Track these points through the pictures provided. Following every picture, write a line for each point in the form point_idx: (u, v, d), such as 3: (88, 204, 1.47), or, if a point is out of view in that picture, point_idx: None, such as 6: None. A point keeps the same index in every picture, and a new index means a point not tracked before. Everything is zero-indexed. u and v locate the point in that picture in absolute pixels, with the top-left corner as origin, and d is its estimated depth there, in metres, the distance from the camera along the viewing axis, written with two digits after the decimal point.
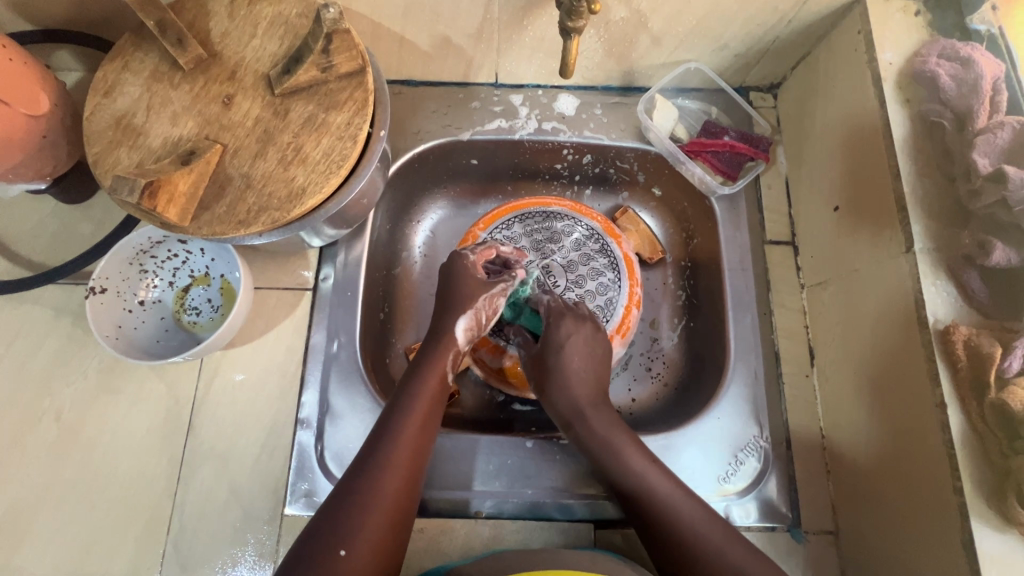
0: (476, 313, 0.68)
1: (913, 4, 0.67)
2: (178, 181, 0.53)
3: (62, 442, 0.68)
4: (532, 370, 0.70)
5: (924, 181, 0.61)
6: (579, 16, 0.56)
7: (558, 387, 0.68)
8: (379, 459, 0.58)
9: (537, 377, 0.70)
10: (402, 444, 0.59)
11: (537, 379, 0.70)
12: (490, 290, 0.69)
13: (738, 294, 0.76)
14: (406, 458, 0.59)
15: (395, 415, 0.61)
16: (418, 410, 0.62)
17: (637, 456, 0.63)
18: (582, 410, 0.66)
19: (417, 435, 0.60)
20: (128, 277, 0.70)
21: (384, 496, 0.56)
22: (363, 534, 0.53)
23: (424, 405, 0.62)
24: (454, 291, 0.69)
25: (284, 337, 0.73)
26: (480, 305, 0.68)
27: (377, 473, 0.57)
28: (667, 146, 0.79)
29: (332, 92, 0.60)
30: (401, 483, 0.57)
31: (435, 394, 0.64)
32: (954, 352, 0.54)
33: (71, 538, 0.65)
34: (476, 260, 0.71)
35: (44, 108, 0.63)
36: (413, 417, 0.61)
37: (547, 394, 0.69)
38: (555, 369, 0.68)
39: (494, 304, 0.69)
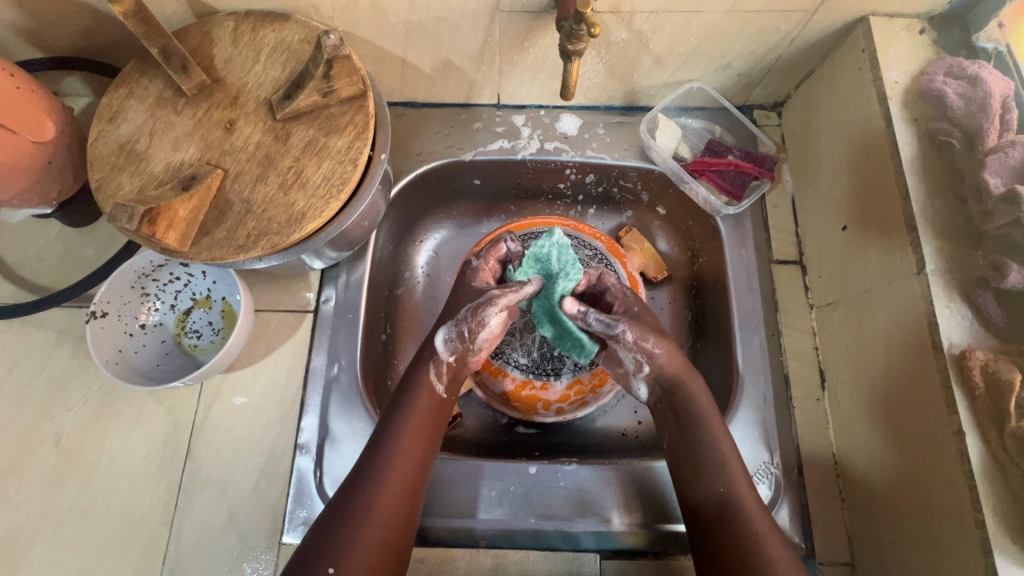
0: (457, 324, 0.66)
1: (917, 23, 0.67)
2: (177, 208, 0.53)
3: (60, 468, 0.67)
4: (644, 327, 0.65)
5: (933, 201, 0.59)
6: (579, 39, 0.56)
7: (669, 346, 0.66)
8: (375, 477, 0.57)
9: (651, 332, 0.65)
10: (399, 462, 0.58)
11: (654, 333, 0.65)
12: (475, 302, 0.66)
13: (745, 315, 0.75)
14: (399, 472, 0.57)
15: (389, 427, 0.60)
16: (414, 422, 0.61)
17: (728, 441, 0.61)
18: (691, 380, 0.65)
19: (413, 447, 0.59)
20: (130, 300, 0.70)
21: (380, 515, 0.55)
22: (356, 554, 0.52)
23: (418, 420, 0.61)
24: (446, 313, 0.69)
25: (285, 360, 0.73)
26: (462, 315, 0.66)
27: (372, 492, 0.56)
28: (670, 165, 0.79)
29: (333, 116, 0.60)
30: (398, 503, 0.56)
31: (430, 408, 0.63)
32: (971, 378, 0.52)
33: (67, 568, 0.64)
34: (479, 265, 0.72)
35: (49, 134, 0.64)
36: (410, 432, 0.60)
37: (662, 351, 0.65)
38: (660, 329, 0.68)
39: (478, 315, 0.65)
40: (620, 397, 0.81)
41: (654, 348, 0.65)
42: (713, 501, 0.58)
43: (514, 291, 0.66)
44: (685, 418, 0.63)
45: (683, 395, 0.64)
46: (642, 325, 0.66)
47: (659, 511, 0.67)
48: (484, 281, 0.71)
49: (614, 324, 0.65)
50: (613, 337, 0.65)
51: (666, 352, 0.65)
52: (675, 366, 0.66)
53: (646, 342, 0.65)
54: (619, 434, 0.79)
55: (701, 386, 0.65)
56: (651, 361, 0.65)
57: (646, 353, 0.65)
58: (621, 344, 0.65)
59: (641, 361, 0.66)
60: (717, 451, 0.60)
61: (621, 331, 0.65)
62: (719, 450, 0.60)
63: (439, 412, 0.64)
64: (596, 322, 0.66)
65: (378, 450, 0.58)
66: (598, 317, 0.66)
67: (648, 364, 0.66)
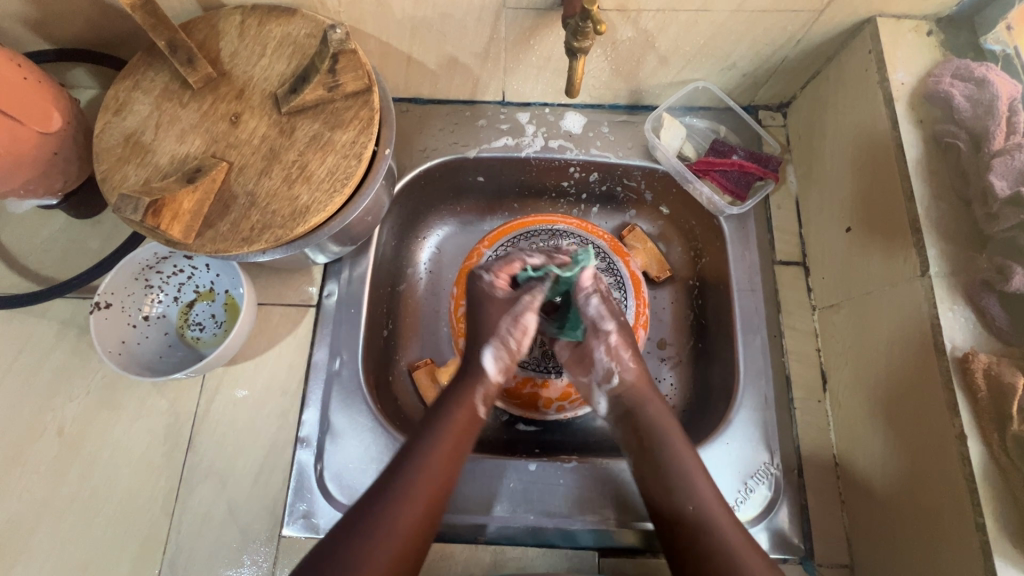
0: (502, 340, 0.64)
1: (925, 25, 0.66)
2: (182, 200, 0.54)
3: (62, 457, 0.68)
4: (628, 339, 0.67)
5: (939, 203, 0.59)
6: (585, 37, 0.56)
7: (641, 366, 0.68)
8: (397, 494, 0.57)
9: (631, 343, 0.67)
10: (424, 480, 0.58)
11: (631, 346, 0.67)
12: (513, 309, 0.64)
13: (747, 315, 0.74)
14: (425, 490, 0.58)
15: (421, 442, 0.60)
16: (446, 440, 0.60)
17: (692, 460, 0.62)
18: (648, 402, 0.66)
19: (442, 465, 0.59)
20: (133, 291, 0.71)
21: (397, 530, 0.55)
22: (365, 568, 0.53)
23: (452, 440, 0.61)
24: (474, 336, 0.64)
25: (287, 354, 0.73)
26: (505, 330, 0.64)
27: (393, 507, 0.56)
28: (674, 165, 0.79)
29: (338, 110, 0.60)
30: (413, 519, 0.56)
31: (464, 427, 0.62)
32: (973, 381, 0.52)
33: (68, 556, 0.65)
34: (493, 279, 0.65)
35: (56, 126, 0.64)
36: (441, 449, 0.60)
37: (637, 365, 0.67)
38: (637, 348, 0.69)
39: (519, 324, 0.64)
40: None
41: (629, 361, 0.66)
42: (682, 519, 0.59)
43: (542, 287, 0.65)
44: (647, 440, 0.64)
45: (644, 414, 0.65)
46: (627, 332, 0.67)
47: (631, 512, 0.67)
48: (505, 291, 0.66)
49: (607, 321, 0.65)
50: (597, 335, 0.65)
51: (636, 373, 0.67)
52: (640, 387, 0.66)
53: (624, 353, 0.66)
54: None
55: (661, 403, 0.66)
56: (622, 374, 0.66)
57: (622, 364, 0.66)
58: (605, 344, 0.66)
59: (611, 372, 0.66)
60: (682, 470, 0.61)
61: (609, 329, 0.66)
62: (683, 467, 0.61)
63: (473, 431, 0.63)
64: (591, 309, 0.65)
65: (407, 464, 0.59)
66: (595, 303, 0.65)
67: (619, 377, 0.66)
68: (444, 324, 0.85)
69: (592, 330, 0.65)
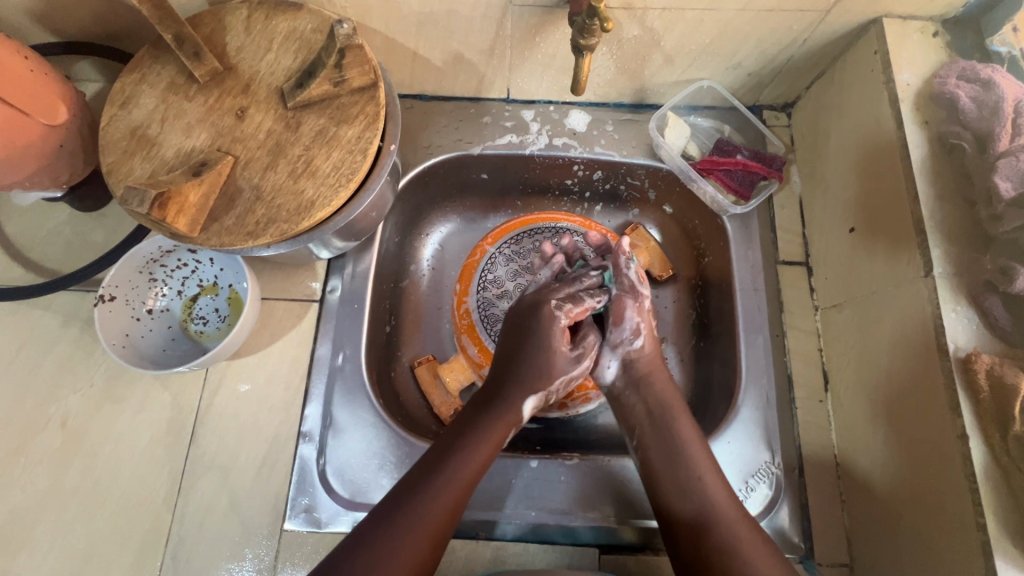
0: (548, 394, 0.67)
1: (930, 26, 0.66)
2: (188, 192, 0.54)
3: (65, 449, 0.68)
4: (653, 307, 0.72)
5: (943, 204, 0.59)
6: (592, 34, 0.56)
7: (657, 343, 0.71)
8: (405, 527, 0.55)
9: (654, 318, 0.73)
10: (434, 514, 0.57)
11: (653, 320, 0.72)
12: (569, 374, 0.67)
13: (750, 315, 0.75)
14: (435, 524, 0.56)
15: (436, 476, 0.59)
16: (462, 476, 0.59)
17: (695, 445, 0.62)
18: (656, 379, 0.68)
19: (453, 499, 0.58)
20: (137, 285, 0.71)
21: (419, 543, 0.55)
22: None
23: (481, 454, 0.61)
24: (529, 358, 0.66)
25: (290, 349, 0.73)
26: (556, 387, 0.67)
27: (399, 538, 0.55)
28: (678, 163, 0.79)
29: (344, 106, 0.60)
30: (430, 542, 0.56)
31: (481, 464, 0.61)
32: (976, 382, 0.52)
33: (71, 548, 0.65)
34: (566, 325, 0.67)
35: (62, 118, 0.64)
36: (470, 464, 0.60)
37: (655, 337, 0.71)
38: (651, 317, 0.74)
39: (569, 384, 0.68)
40: None
41: (651, 330, 0.71)
42: (689, 509, 0.59)
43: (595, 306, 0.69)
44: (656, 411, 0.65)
45: (654, 386, 0.67)
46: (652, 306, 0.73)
47: (633, 508, 0.67)
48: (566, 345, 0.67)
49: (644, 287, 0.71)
50: (636, 298, 0.70)
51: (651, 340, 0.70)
52: (650, 361, 0.69)
53: (650, 320, 0.71)
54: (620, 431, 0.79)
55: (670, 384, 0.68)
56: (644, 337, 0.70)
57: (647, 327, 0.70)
58: (641, 306, 0.70)
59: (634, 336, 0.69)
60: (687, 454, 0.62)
61: (644, 294, 0.70)
62: (688, 451, 0.62)
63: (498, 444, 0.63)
64: (632, 274, 0.70)
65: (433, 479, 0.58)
66: (636, 271, 0.71)
67: (642, 340, 0.69)
68: (446, 321, 0.85)
69: (630, 291, 0.70)
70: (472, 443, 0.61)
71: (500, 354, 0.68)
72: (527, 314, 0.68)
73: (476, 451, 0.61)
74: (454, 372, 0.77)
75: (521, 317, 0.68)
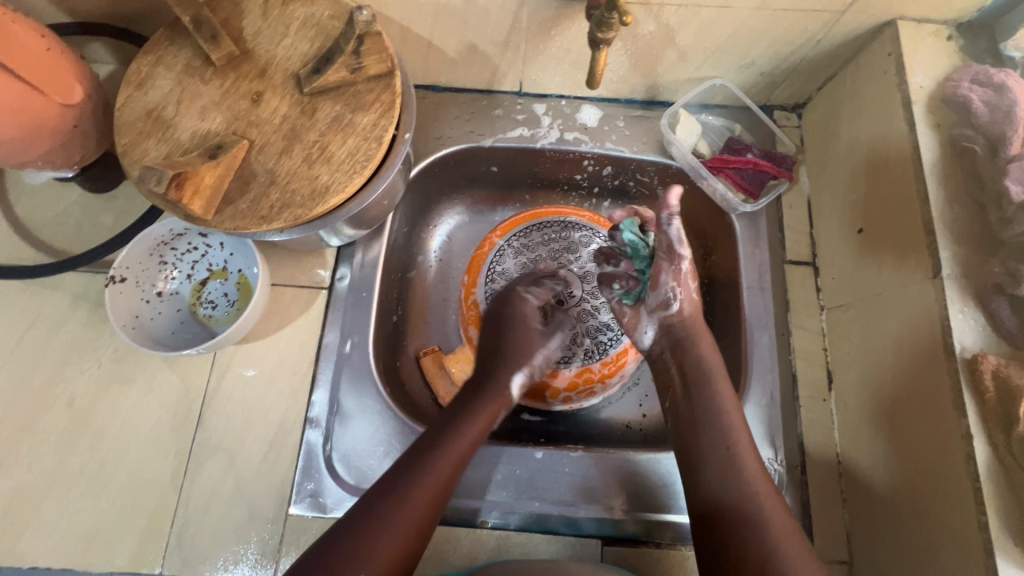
0: (532, 370, 0.72)
1: (944, 29, 0.67)
2: (204, 174, 0.54)
3: (72, 429, 0.68)
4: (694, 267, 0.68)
5: (953, 207, 0.60)
6: (609, 28, 0.56)
7: (698, 300, 0.70)
8: (401, 492, 0.57)
9: (695, 276, 0.69)
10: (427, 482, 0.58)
11: (696, 279, 0.69)
12: (547, 349, 0.74)
13: (756, 312, 0.75)
14: (430, 491, 0.58)
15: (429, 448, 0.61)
16: (454, 447, 0.61)
17: (739, 427, 0.61)
18: (699, 341, 0.68)
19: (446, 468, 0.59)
20: (148, 267, 0.71)
21: (428, 491, 0.57)
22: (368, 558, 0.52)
23: (484, 416, 0.65)
24: (508, 334, 0.71)
25: (298, 335, 0.73)
26: (537, 364, 0.73)
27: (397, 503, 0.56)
28: (689, 161, 0.79)
29: (359, 93, 0.60)
30: (425, 510, 0.57)
31: (472, 437, 0.63)
32: (981, 382, 0.53)
33: (75, 528, 0.65)
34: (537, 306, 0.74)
35: (78, 97, 0.64)
36: (462, 438, 0.62)
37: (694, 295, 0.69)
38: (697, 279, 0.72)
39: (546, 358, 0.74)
40: (624, 390, 0.82)
41: (691, 292, 0.69)
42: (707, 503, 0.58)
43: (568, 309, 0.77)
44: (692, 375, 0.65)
45: (692, 348, 0.67)
46: (695, 264, 0.69)
47: (644, 502, 0.67)
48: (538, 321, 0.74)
49: (683, 246, 0.65)
50: (671, 260, 0.66)
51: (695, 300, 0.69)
52: (693, 321, 0.69)
53: (689, 282, 0.68)
54: (623, 426, 0.80)
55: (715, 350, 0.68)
56: (683, 301, 0.68)
57: (685, 290, 0.68)
58: (673, 271, 0.67)
59: (670, 299, 0.68)
60: (721, 426, 0.61)
61: (682, 255, 0.66)
62: (723, 423, 0.61)
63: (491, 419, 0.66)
64: (672, 235, 0.64)
65: (427, 447, 0.61)
66: (674, 234, 0.64)
67: (677, 304, 0.68)
68: (453, 312, 0.86)
69: (664, 255, 0.66)
70: (476, 408, 0.66)
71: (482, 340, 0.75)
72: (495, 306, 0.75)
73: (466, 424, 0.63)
74: (460, 364, 0.78)
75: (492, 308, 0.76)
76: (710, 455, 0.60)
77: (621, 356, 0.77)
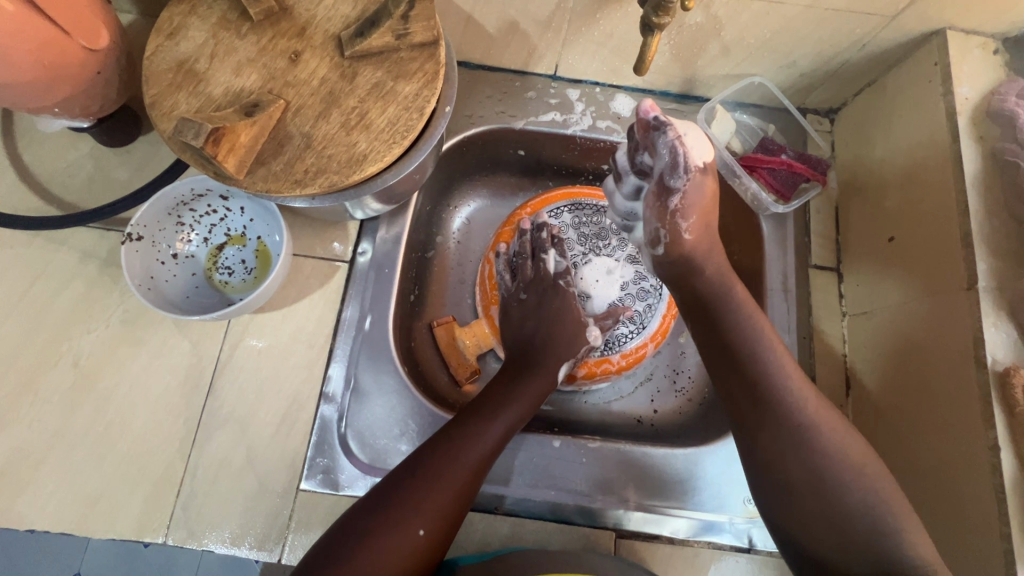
0: (577, 360, 0.73)
1: (991, 43, 0.67)
2: (240, 132, 0.52)
3: (77, 390, 0.66)
4: (696, 196, 0.60)
5: (991, 220, 0.60)
6: (665, 13, 0.54)
7: (700, 230, 0.62)
8: (429, 478, 0.57)
9: (697, 210, 0.61)
10: (457, 470, 0.58)
11: (696, 215, 0.61)
12: (591, 342, 0.73)
13: (778, 315, 0.75)
14: (461, 479, 0.58)
15: (460, 432, 0.61)
16: (485, 437, 0.61)
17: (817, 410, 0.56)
18: (707, 263, 0.63)
19: (477, 457, 0.59)
20: (165, 227, 0.68)
21: (466, 466, 0.58)
22: (393, 545, 0.53)
23: (530, 392, 0.67)
24: (559, 329, 0.73)
25: (316, 307, 0.71)
26: (580, 354, 0.73)
27: (424, 490, 0.56)
28: (723, 157, 0.79)
29: (402, 61, 0.58)
30: (454, 500, 0.57)
31: (505, 429, 0.63)
32: (1013, 396, 0.53)
33: (76, 492, 0.63)
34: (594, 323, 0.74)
35: (103, 44, 0.61)
36: (498, 429, 0.62)
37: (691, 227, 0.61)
38: (707, 204, 0.62)
39: (599, 360, 0.76)
40: (638, 384, 0.81)
41: (681, 228, 0.61)
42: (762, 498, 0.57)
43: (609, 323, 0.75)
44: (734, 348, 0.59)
45: (700, 280, 0.63)
46: (700, 189, 0.59)
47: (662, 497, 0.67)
48: (577, 313, 0.74)
49: (678, 172, 0.58)
50: (666, 188, 0.59)
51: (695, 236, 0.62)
52: (708, 256, 0.63)
53: (683, 216, 0.60)
54: (634, 420, 0.79)
55: (726, 269, 0.64)
56: (673, 241, 0.62)
57: (674, 228, 0.61)
58: (661, 200, 0.60)
59: (660, 237, 0.62)
60: (777, 397, 0.57)
61: (675, 189, 0.59)
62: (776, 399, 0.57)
63: (527, 410, 0.66)
64: (666, 152, 0.57)
65: (457, 432, 0.61)
66: (675, 155, 0.57)
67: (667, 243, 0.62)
68: (469, 295, 0.84)
69: (658, 189, 0.60)
70: (527, 381, 0.68)
71: (517, 332, 0.74)
72: (530, 306, 0.75)
73: (499, 414, 0.63)
74: (474, 337, 0.78)
75: (517, 304, 0.76)
76: (771, 441, 0.56)
77: (639, 349, 0.77)
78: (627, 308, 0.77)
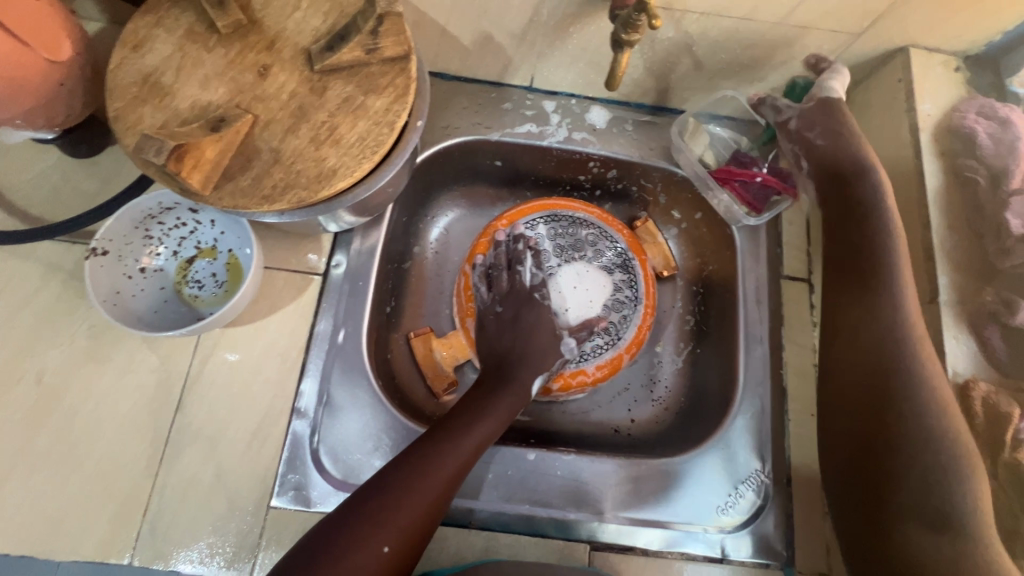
0: (552, 372, 0.73)
1: (953, 60, 0.69)
2: (205, 147, 0.51)
3: (39, 408, 0.64)
4: (816, 116, 0.72)
5: (951, 234, 0.64)
6: (635, 30, 0.55)
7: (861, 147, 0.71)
8: (399, 488, 0.56)
9: (817, 124, 0.73)
10: (428, 484, 0.58)
11: (819, 128, 0.72)
12: (563, 355, 0.74)
13: (751, 325, 0.76)
14: (431, 492, 0.57)
15: (432, 446, 0.60)
16: (458, 452, 0.60)
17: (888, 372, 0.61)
18: (873, 173, 0.69)
19: (449, 470, 0.59)
20: (132, 241, 0.67)
21: (437, 479, 0.58)
22: (359, 559, 0.53)
23: (505, 403, 0.67)
24: (530, 342, 0.72)
25: (289, 320, 0.70)
26: (556, 366, 0.73)
27: (394, 503, 0.56)
28: (696, 171, 0.79)
29: (373, 75, 0.58)
30: (425, 512, 0.57)
31: (478, 443, 0.62)
32: (973, 407, 0.59)
33: (39, 513, 0.61)
34: (570, 337, 0.74)
35: (66, 56, 0.60)
36: (470, 442, 0.62)
37: (822, 144, 0.73)
38: (843, 125, 0.71)
39: (576, 371, 0.76)
40: (614, 394, 0.82)
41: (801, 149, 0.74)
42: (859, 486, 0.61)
43: (585, 334, 0.75)
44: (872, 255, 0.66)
45: (862, 184, 0.69)
46: (824, 112, 0.71)
47: (635, 508, 0.68)
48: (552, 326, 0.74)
49: (782, 109, 0.75)
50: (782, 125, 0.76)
51: (827, 141, 0.72)
52: (864, 158, 0.70)
53: (808, 132, 0.74)
54: (610, 430, 0.79)
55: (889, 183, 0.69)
56: (809, 153, 0.74)
57: (806, 144, 0.74)
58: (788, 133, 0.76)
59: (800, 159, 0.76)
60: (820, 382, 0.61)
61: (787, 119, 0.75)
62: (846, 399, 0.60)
63: (501, 421, 0.66)
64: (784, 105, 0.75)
65: (431, 446, 0.60)
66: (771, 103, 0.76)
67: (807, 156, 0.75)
68: (446, 306, 0.84)
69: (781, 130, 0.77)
70: (502, 394, 0.67)
71: (491, 344, 0.73)
72: (505, 318, 0.74)
73: (472, 428, 0.63)
74: (450, 349, 0.77)
75: (492, 315, 0.75)
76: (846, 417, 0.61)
77: (615, 359, 0.77)
78: (602, 320, 0.77)
